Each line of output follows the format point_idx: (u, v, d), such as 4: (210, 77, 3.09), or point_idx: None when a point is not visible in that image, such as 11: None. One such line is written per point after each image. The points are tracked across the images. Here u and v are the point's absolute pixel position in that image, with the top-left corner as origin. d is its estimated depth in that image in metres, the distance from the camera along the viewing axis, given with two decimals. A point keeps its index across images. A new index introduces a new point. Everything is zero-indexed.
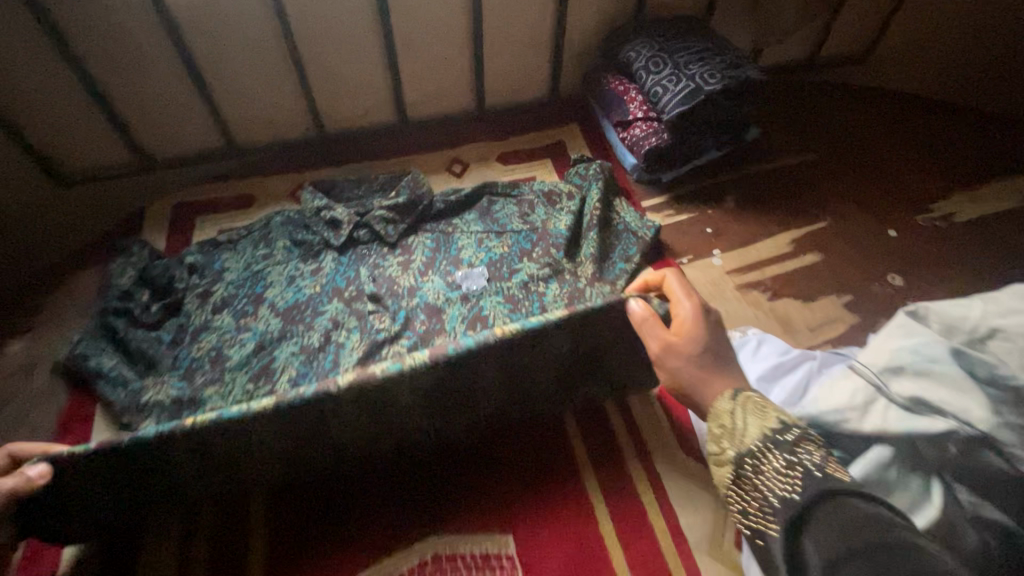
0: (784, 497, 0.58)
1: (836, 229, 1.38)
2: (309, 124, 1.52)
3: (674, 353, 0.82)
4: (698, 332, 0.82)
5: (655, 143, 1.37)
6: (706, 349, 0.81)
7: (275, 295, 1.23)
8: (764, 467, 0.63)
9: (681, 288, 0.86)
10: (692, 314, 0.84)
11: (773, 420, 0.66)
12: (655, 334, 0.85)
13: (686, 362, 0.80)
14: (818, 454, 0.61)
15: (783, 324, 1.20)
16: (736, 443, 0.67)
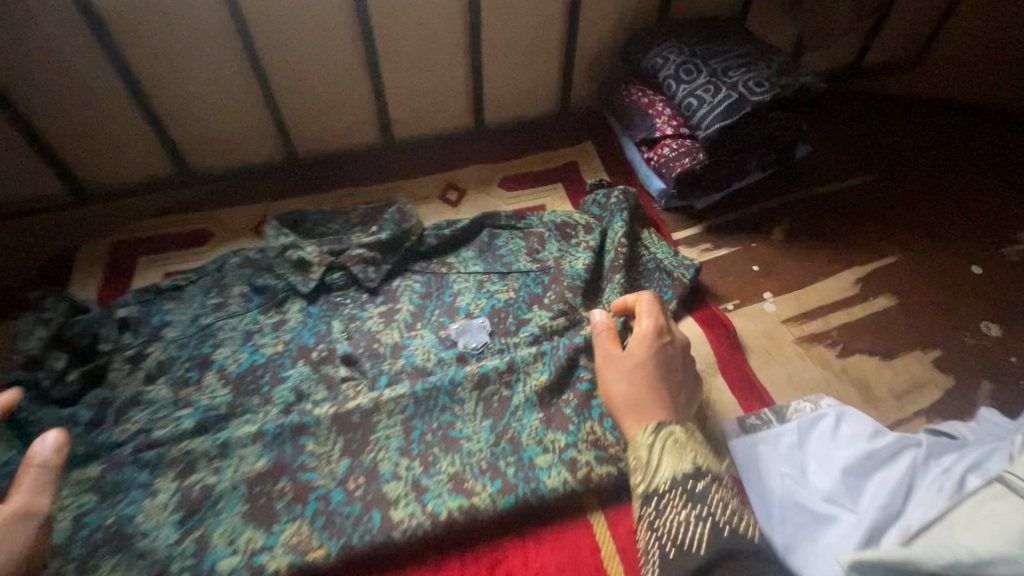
0: (686, 551, 0.54)
1: (910, 265, 1.14)
2: (278, 144, 1.30)
3: (614, 367, 0.77)
4: (645, 350, 0.77)
5: (688, 165, 1.15)
6: (650, 368, 0.75)
7: (226, 356, 0.99)
8: (670, 513, 0.58)
9: (648, 309, 0.82)
10: (653, 333, 0.79)
11: (689, 462, 0.61)
12: (603, 345, 0.81)
13: (624, 375, 0.75)
14: (730, 508, 0.57)
15: (859, 390, 0.96)
16: (647, 479, 0.63)
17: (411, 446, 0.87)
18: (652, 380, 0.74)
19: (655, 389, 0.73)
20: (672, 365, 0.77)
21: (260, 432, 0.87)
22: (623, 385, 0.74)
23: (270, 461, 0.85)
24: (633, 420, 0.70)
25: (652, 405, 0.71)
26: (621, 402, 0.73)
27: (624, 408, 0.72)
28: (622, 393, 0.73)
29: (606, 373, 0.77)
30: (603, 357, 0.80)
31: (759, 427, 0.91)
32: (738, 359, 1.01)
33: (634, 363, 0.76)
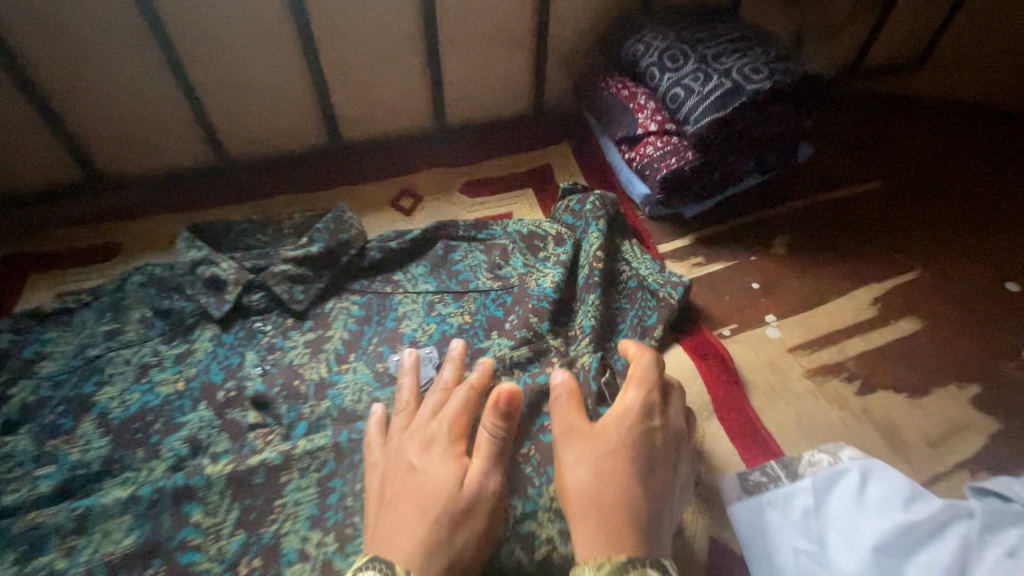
0: None
1: (935, 282, 0.98)
2: (204, 145, 1.13)
3: (578, 449, 0.60)
4: (624, 433, 0.61)
5: (674, 166, 0.98)
6: (625, 462, 0.59)
7: (110, 397, 0.81)
8: None
9: (640, 378, 0.66)
10: (641, 412, 0.63)
11: None
12: (568, 409, 0.64)
13: (591, 463, 0.59)
14: None
15: (882, 435, 0.79)
16: None
17: (326, 513, 0.69)
18: (626, 479, 0.58)
19: (630, 498, 0.57)
20: (656, 458, 0.61)
21: (133, 498, 0.69)
22: (587, 479, 0.58)
23: (141, 538, 0.66)
24: (591, 537, 0.54)
25: (620, 523, 0.55)
26: (578, 505, 0.56)
27: (579, 514, 0.56)
28: (584, 490, 0.57)
29: (566, 453, 0.60)
30: (565, 425, 0.62)
31: (765, 486, 0.72)
32: (737, 398, 0.83)
33: (606, 451, 0.59)
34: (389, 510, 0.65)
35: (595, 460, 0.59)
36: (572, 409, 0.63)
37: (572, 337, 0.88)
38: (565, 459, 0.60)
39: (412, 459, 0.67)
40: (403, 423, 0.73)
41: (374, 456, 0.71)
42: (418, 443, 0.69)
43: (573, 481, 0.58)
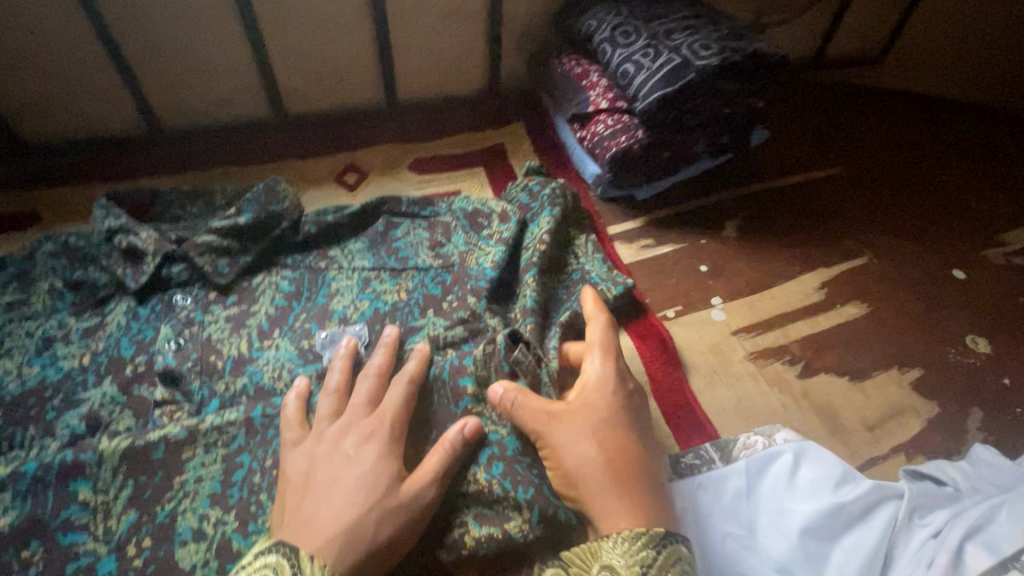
0: None
1: (884, 269, 0.96)
2: (135, 112, 1.07)
3: (561, 423, 0.65)
4: (605, 400, 0.67)
5: (624, 143, 0.95)
6: (615, 430, 0.65)
7: (7, 370, 0.75)
8: None
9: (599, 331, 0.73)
10: (607, 380, 0.69)
11: None
12: (540, 404, 0.66)
13: (585, 439, 0.64)
14: None
15: (821, 419, 0.77)
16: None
17: (228, 492, 0.65)
18: (623, 446, 0.64)
19: (630, 461, 0.63)
20: (637, 416, 0.68)
21: (13, 476, 0.63)
22: (590, 452, 0.63)
23: (18, 519, 0.61)
24: (599, 503, 0.60)
25: (627, 486, 0.61)
26: (587, 473, 0.62)
27: (592, 483, 0.61)
28: (588, 460, 0.63)
29: (558, 430, 0.65)
30: (546, 417, 0.66)
31: (698, 469, 0.69)
32: (676, 380, 0.80)
33: (591, 426, 0.65)
34: (311, 492, 0.61)
35: (588, 437, 0.64)
36: (542, 402, 0.67)
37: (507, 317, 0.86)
38: (558, 442, 0.64)
39: (350, 451, 0.64)
40: (327, 406, 0.69)
41: (294, 434, 0.67)
42: (357, 433, 0.65)
43: (568, 444, 0.64)
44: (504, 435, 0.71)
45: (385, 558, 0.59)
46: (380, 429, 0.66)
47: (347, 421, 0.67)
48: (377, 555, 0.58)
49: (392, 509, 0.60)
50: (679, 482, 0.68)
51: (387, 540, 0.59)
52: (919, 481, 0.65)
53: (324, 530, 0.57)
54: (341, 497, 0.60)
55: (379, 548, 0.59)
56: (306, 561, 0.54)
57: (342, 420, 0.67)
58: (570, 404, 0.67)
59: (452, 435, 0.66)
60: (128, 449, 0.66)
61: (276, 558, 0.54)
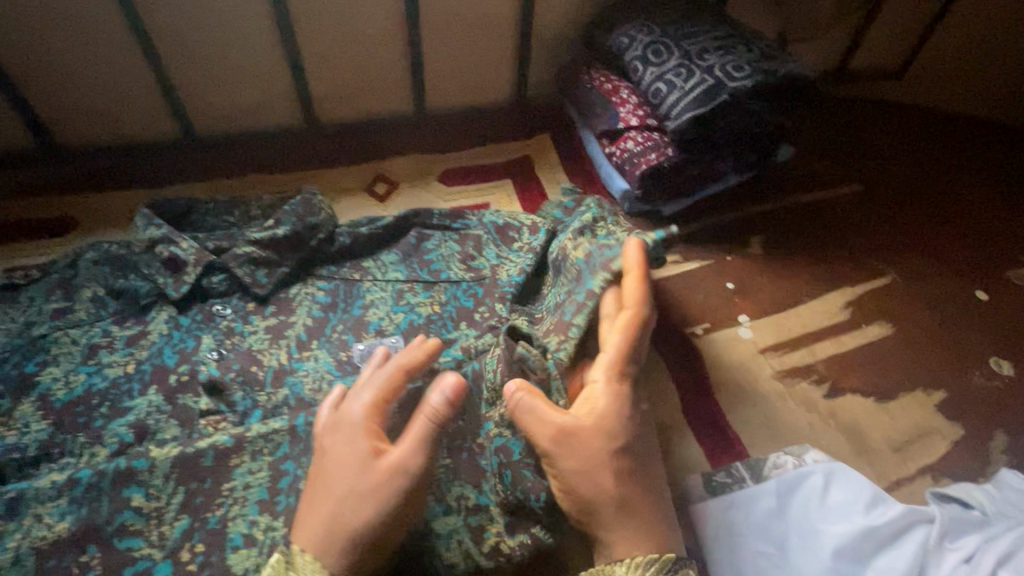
0: None
1: (908, 288, 0.98)
2: (168, 120, 1.08)
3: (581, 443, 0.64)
4: (614, 422, 0.66)
5: (655, 161, 0.97)
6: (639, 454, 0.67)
7: (55, 378, 0.77)
8: None
9: (619, 338, 0.70)
10: (619, 410, 0.66)
11: None
12: (549, 416, 0.64)
13: (598, 467, 0.63)
14: None
15: (850, 439, 0.79)
16: None
17: (276, 499, 0.67)
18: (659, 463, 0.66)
19: (640, 481, 0.66)
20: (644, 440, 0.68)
21: (69, 483, 0.65)
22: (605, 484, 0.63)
23: (75, 524, 0.63)
24: (635, 518, 0.63)
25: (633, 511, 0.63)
26: (625, 491, 0.64)
27: (627, 501, 0.63)
28: (624, 481, 0.64)
29: (569, 456, 0.64)
30: (555, 437, 0.64)
31: (730, 487, 0.72)
32: (705, 398, 0.82)
33: (612, 454, 0.64)
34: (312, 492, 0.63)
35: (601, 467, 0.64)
36: (552, 415, 0.64)
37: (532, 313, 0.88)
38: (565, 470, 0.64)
39: (322, 443, 0.65)
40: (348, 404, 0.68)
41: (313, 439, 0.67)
42: (329, 427, 0.66)
43: (577, 468, 0.63)
44: (510, 439, 0.69)
45: (382, 538, 0.60)
46: (345, 418, 0.66)
47: (331, 415, 0.68)
48: (371, 534, 0.59)
49: (392, 496, 0.60)
50: (712, 501, 0.71)
51: (383, 522, 0.60)
52: (947, 503, 0.67)
53: (328, 520, 0.60)
54: (338, 483, 0.61)
55: (375, 531, 0.60)
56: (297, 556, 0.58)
57: (338, 415, 0.67)
58: (576, 420, 0.65)
59: (432, 401, 0.64)
60: (177, 458, 0.67)
61: (280, 556, 0.58)
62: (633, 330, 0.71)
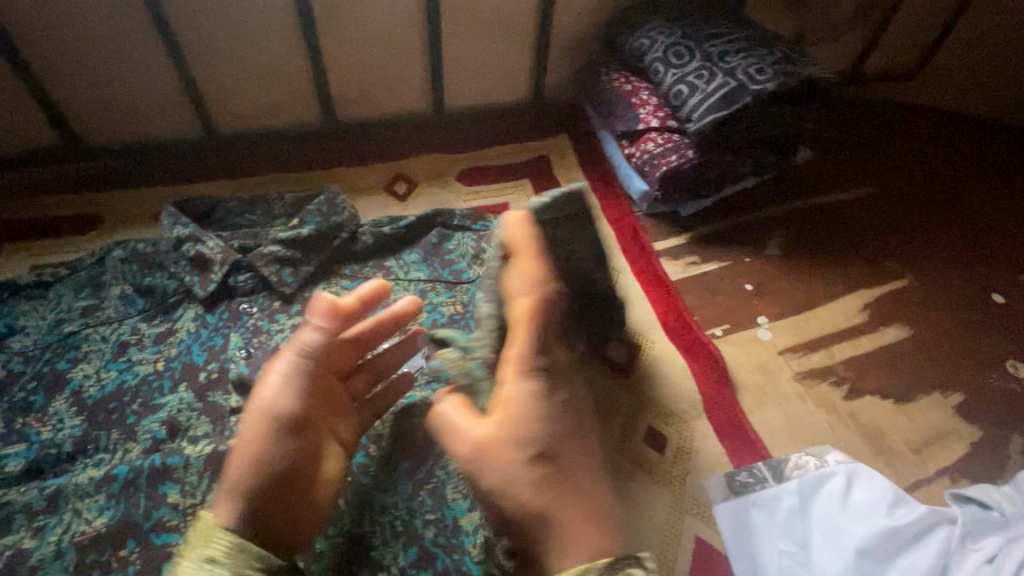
0: None
1: (925, 291, 0.98)
2: (190, 118, 1.09)
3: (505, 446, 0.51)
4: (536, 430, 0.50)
5: (675, 163, 0.98)
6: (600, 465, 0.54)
7: (86, 375, 0.78)
8: None
9: (525, 325, 0.54)
10: (541, 408, 0.51)
11: None
12: (465, 428, 0.52)
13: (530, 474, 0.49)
14: None
15: (869, 441, 0.80)
16: None
17: None
18: None
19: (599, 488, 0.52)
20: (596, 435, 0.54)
21: (106, 478, 0.67)
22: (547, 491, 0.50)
23: (114, 519, 0.65)
24: None
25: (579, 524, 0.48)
26: None
27: None
28: None
29: (489, 468, 0.50)
30: (468, 452, 0.51)
31: (752, 487, 0.73)
32: (726, 398, 0.82)
33: None
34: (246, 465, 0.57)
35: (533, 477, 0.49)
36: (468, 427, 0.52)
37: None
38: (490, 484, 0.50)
39: None
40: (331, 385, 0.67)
41: None
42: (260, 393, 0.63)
43: (501, 480, 0.49)
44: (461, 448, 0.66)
45: (285, 507, 0.53)
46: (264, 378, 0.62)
47: None
48: (261, 502, 0.51)
49: (296, 451, 0.55)
50: (735, 499, 0.72)
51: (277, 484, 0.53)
52: (966, 504, 0.67)
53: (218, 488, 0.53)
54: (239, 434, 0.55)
55: (270, 499, 0.52)
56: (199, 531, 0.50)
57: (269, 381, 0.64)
58: (487, 429, 0.51)
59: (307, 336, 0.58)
60: (211, 455, 0.69)
61: (195, 527, 0.50)
62: (540, 312, 0.54)
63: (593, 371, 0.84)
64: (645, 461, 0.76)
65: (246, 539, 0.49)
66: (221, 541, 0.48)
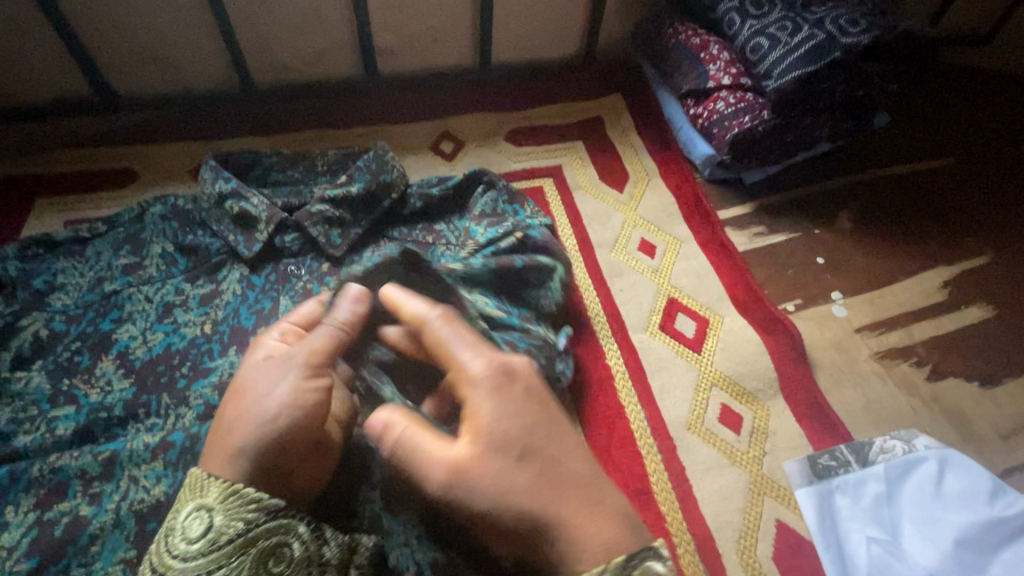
0: None
1: (1008, 269, 0.93)
2: (225, 68, 1.02)
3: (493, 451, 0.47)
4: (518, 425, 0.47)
5: (748, 124, 0.91)
6: None
7: (132, 337, 0.74)
8: None
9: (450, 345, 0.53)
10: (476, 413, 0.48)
11: None
12: (427, 449, 0.47)
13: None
14: None
15: (950, 425, 0.76)
16: None
17: None
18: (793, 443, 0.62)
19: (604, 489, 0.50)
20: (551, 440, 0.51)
21: (163, 445, 0.64)
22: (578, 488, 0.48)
23: (173, 487, 0.62)
24: None
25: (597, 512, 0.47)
26: None
27: None
28: None
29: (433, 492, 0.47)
30: (444, 479, 0.46)
31: (835, 471, 0.71)
32: (803, 378, 0.78)
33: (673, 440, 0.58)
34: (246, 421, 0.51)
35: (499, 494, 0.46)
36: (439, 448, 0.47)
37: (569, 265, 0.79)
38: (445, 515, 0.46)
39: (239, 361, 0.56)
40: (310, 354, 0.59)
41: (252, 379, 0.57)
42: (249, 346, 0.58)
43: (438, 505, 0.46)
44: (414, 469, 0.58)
45: (274, 469, 0.51)
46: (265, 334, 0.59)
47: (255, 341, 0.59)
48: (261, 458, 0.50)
49: (294, 404, 0.51)
50: (818, 484, 0.70)
51: (275, 442, 0.50)
52: None
53: (214, 436, 0.51)
54: (236, 380, 0.55)
55: (262, 457, 0.50)
56: (199, 483, 0.49)
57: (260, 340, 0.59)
58: None
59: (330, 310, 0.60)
60: None
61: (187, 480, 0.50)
62: (455, 321, 0.55)
63: (662, 342, 0.81)
64: (720, 442, 0.73)
65: (242, 484, 0.49)
66: (214, 487, 0.48)
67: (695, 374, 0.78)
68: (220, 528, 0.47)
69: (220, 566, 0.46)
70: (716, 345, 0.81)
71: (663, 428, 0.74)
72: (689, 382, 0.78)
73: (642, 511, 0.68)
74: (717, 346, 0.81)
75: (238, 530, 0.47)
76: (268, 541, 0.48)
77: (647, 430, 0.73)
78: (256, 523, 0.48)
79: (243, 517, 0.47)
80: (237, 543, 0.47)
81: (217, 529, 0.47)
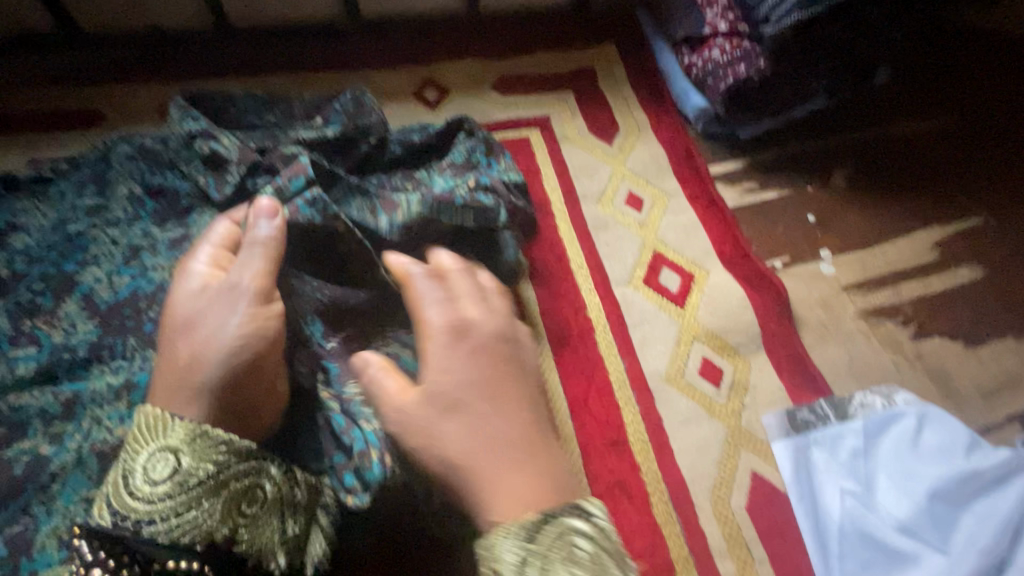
0: None
1: (1001, 230, 0.91)
2: (196, 3, 0.96)
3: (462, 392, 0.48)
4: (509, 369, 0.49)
5: (742, 73, 0.87)
6: None
7: (98, 279, 0.71)
8: None
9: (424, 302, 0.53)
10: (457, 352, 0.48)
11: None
12: (389, 389, 0.50)
13: (473, 410, 0.47)
14: None
15: (929, 382, 0.76)
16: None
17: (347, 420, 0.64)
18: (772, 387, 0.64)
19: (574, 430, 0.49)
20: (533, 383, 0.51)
21: (127, 386, 0.63)
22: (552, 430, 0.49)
23: None
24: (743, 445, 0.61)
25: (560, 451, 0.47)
26: None
27: None
28: None
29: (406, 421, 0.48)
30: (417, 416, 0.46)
31: (813, 425, 0.71)
32: (787, 334, 0.77)
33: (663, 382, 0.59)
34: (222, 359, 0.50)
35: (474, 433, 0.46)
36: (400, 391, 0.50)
37: (522, 204, 0.80)
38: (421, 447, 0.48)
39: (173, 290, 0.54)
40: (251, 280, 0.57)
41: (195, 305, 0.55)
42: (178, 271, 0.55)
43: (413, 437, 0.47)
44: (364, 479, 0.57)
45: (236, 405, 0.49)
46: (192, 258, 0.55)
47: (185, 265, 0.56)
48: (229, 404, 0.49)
49: (233, 326, 0.50)
50: (795, 439, 0.70)
51: (221, 374, 0.49)
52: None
53: (166, 372, 0.49)
54: (170, 317, 0.52)
55: (221, 393, 0.49)
56: (157, 423, 0.48)
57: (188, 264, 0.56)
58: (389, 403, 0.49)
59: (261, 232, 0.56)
60: None
61: (138, 418, 0.48)
62: (434, 279, 0.54)
63: (646, 296, 0.79)
64: (699, 395, 0.72)
65: (210, 425, 0.48)
66: (178, 429, 0.47)
67: (678, 327, 0.77)
68: (188, 471, 0.47)
69: (192, 507, 0.47)
70: (700, 299, 0.79)
71: (642, 380, 0.73)
72: (671, 335, 0.76)
73: (617, 461, 0.68)
74: (701, 300, 0.79)
75: (208, 472, 0.48)
76: (241, 483, 0.49)
77: (626, 382, 0.72)
78: (228, 465, 0.48)
79: (212, 460, 0.48)
80: (208, 484, 0.48)
81: (186, 471, 0.47)
